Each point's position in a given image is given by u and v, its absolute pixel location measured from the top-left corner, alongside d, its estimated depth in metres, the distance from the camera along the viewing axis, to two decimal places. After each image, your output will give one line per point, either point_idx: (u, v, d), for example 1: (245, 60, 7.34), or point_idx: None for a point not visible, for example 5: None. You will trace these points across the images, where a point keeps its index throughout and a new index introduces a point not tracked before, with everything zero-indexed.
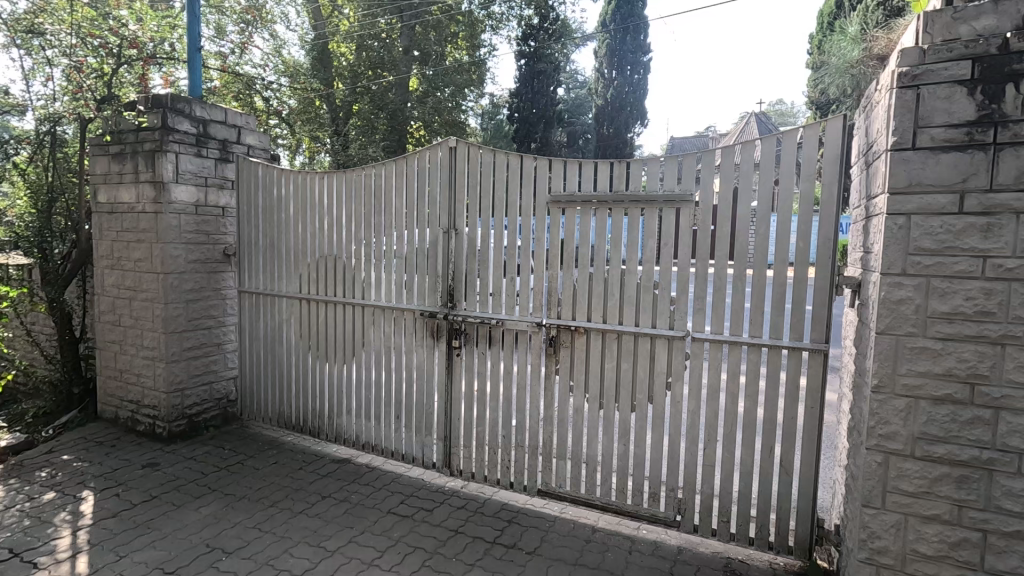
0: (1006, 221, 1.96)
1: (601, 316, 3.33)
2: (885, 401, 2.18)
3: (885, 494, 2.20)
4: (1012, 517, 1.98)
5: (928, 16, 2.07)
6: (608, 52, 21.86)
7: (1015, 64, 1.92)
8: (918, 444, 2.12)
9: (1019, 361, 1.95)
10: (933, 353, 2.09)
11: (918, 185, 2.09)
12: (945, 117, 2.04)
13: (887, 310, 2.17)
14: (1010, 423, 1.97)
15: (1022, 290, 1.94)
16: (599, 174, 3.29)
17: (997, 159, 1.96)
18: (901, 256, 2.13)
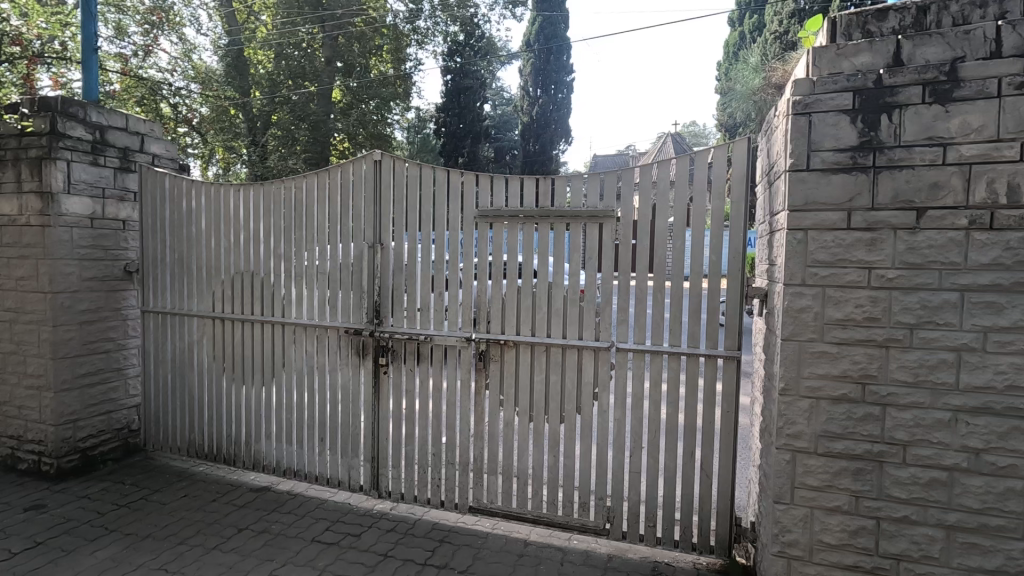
0: (886, 236, 2.18)
1: (529, 330, 3.37)
2: (791, 402, 2.35)
3: (794, 490, 2.35)
4: (900, 504, 2.19)
5: (816, 51, 2.29)
6: (533, 71, 22.46)
7: (888, 97, 2.16)
8: (820, 441, 2.30)
9: (901, 362, 2.17)
10: (830, 356, 2.27)
11: (813, 203, 2.29)
12: (834, 142, 2.25)
13: (790, 318, 2.34)
14: (896, 418, 2.18)
15: (900, 298, 2.17)
16: (525, 190, 3.35)
17: (877, 181, 2.19)
18: (801, 267, 2.32)
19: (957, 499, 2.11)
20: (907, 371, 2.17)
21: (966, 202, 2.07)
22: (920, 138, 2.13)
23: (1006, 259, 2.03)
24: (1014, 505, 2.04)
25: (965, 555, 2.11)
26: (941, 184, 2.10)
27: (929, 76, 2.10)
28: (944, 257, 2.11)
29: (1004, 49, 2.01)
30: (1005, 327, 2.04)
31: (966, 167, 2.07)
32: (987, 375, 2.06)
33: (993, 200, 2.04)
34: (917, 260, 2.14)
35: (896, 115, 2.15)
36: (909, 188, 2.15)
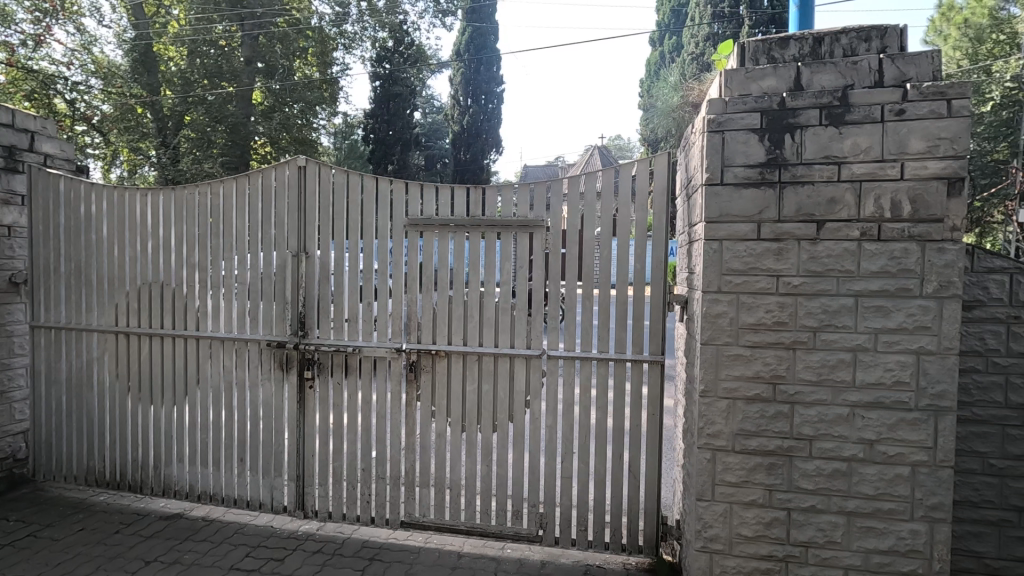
0: (791, 246, 2.36)
1: (461, 339, 3.35)
2: (711, 403, 2.47)
3: (714, 487, 2.47)
4: (807, 494, 2.36)
5: (727, 73, 2.45)
6: (463, 80, 22.54)
7: (791, 118, 2.35)
8: (737, 439, 2.44)
9: (806, 362, 2.35)
10: (744, 358, 2.42)
11: (727, 215, 2.44)
12: (744, 158, 2.41)
13: (708, 323, 2.47)
14: (803, 414, 2.35)
15: (804, 303, 2.35)
16: (455, 199, 3.34)
17: (782, 195, 2.37)
18: (717, 275, 2.45)
19: (856, 487, 2.30)
20: (811, 370, 2.34)
21: (858, 216, 2.29)
22: (818, 157, 2.32)
23: (892, 267, 2.26)
24: (902, 490, 2.26)
25: (863, 538, 2.30)
26: (836, 199, 2.31)
27: (825, 100, 2.30)
28: (840, 265, 2.31)
29: (885, 79, 2.26)
30: (892, 329, 2.26)
31: (857, 184, 2.29)
32: (878, 373, 2.27)
33: (880, 214, 2.26)
34: (818, 268, 2.33)
35: (797, 135, 2.34)
36: (810, 202, 2.34)
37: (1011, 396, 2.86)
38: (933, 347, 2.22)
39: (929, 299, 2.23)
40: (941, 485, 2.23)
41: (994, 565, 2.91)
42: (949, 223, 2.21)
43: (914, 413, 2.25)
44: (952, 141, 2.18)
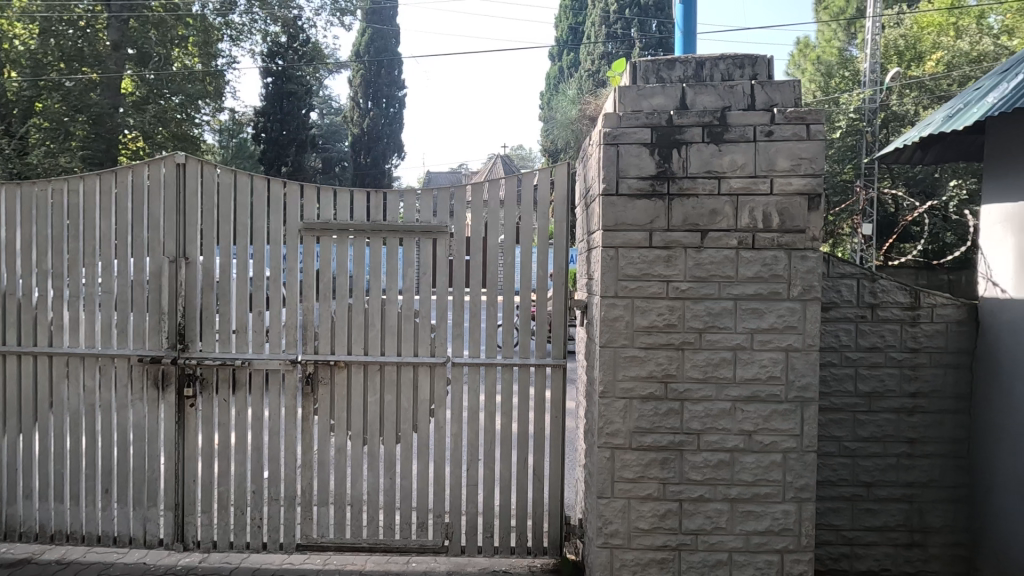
0: (679, 253, 2.53)
1: (362, 348, 3.22)
2: (610, 403, 2.57)
3: (614, 484, 2.57)
4: (696, 485, 2.53)
5: (621, 90, 2.58)
6: (363, 82, 21.92)
7: (677, 135, 2.52)
8: (634, 437, 2.56)
9: (693, 362, 2.53)
10: (639, 359, 2.55)
11: (622, 223, 2.56)
12: (637, 171, 2.54)
13: (606, 327, 2.57)
14: (692, 410, 2.53)
15: (691, 307, 2.53)
16: (355, 203, 3.22)
17: (671, 206, 2.53)
18: (614, 281, 2.57)
19: (737, 475, 2.51)
20: (698, 369, 2.52)
21: (736, 226, 2.51)
22: (701, 171, 2.52)
23: (764, 273, 2.49)
24: (776, 474, 2.50)
25: (744, 522, 2.51)
26: (717, 211, 2.51)
27: (706, 120, 2.50)
28: (721, 271, 2.51)
29: (757, 103, 2.50)
30: (765, 329, 2.50)
31: (734, 197, 2.51)
32: (754, 369, 2.50)
33: (754, 225, 2.50)
34: (702, 274, 2.52)
35: (683, 151, 2.52)
36: (695, 213, 2.52)
37: (860, 385, 3.28)
38: (799, 344, 2.49)
39: (795, 301, 2.49)
40: (806, 468, 2.49)
41: (848, 535, 3.31)
42: (809, 234, 2.48)
43: (785, 404, 2.49)
44: (811, 161, 2.47)
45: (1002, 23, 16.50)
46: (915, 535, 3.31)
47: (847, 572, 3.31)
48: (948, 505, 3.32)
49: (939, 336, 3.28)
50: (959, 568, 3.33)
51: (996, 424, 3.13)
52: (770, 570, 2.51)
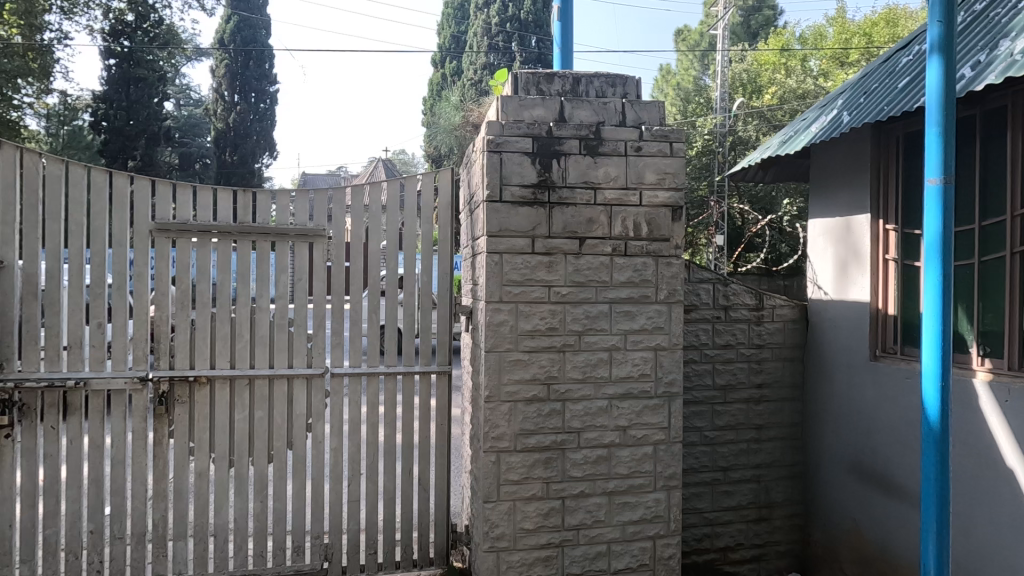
0: (559, 259, 2.63)
1: (227, 362, 2.94)
2: (495, 407, 2.59)
3: (500, 487, 2.59)
4: (577, 481, 2.63)
5: (504, 99, 2.63)
6: (228, 73, 20.21)
7: (556, 146, 2.63)
8: (518, 439, 2.60)
9: (573, 363, 2.63)
10: (523, 362, 2.61)
11: (505, 230, 2.60)
12: (520, 179, 2.61)
13: (491, 331, 2.59)
14: (572, 410, 2.63)
15: (570, 311, 2.64)
16: (219, 203, 2.94)
17: (551, 214, 2.63)
18: (498, 286, 2.60)
19: (614, 469, 2.65)
20: (578, 369, 2.64)
21: (610, 234, 2.66)
22: (579, 182, 2.64)
23: (635, 278, 2.68)
24: (648, 465, 2.68)
25: (620, 513, 2.66)
26: (594, 220, 2.65)
27: (583, 133, 2.64)
28: (598, 277, 2.65)
29: (627, 120, 2.69)
30: (637, 330, 2.68)
31: (609, 207, 2.66)
32: (628, 368, 2.67)
33: (626, 233, 2.67)
34: (581, 279, 2.64)
35: (562, 161, 2.63)
36: (573, 221, 2.64)
37: (716, 380, 3.64)
38: (665, 343, 2.70)
39: (662, 303, 2.71)
40: (673, 458, 2.70)
41: (709, 516, 3.64)
42: (674, 242, 2.71)
43: (655, 399, 2.69)
44: (674, 176, 2.70)
45: (819, 66, 19.41)
46: (762, 510, 3.74)
47: (709, 550, 3.64)
48: (787, 481, 3.79)
49: (778, 333, 3.75)
50: (796, 535, 3.81)
51: (822, 408, 3.64)
52: (643, 556, 2.68)
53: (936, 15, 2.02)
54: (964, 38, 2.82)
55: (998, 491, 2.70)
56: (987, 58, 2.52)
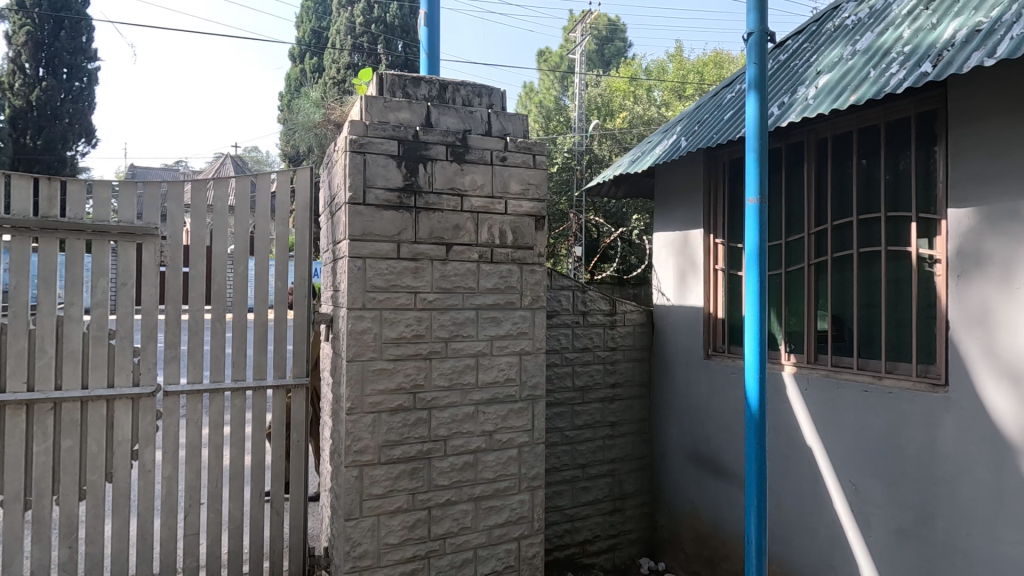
0: (426, 265, 2.60)
1: (24, 384, 2.44)
2: (357, 419, 2.47)
3: (362, 503, 2.47)
4: (443, 489, 2.60)
5: (368, 99, 2.55)
6: (30, 42, 17.07)
7: (422, 151, 2.60)
8: (382, 451, 2.50)
9: (440, 370, 2.61)
10: (388, 371, 2.52)
11: (369, 234, 2.50)
12: (384, 182, 2.53)
13: (353, 340, 2.47)
14: (438, 417, 2.60)
15: (437, 317, 2.61)
16: (13, 193, 2.44)
17: (417, 219, 2.59)
18: (361, 292, 2.49)
19: (480, 473, 2.67)
20: (444, 376, 2.61)
21: (476, 241, 2.69)
22: (446, 188, 2.63)
23: (501, 285, 2.74)
24: (513, 468, 2.74)
25: (486, 517, 2.68)
26: (460, 226, 2.66)
27: (449, 139, 2.64)
28: (464, 283, 2.66)
29: (493, 130, 2.75)
30: (502, 335, 2.73)
31: (475, 214, 2.69)
32: (494, 373, 2.71)
33: (492, 240, 2.72)
34: (448, 285, 2.63)
35: (428, 166, 2.60)
36: (439, 227, 2.62)
37: (576, 381, 3.84)
38: (529, 347, 2.79)
39: (526, 309, 2.80)
40: (537, 459, 2.80)
41: (570, 512, 3.82)
42: (536, 250, 2.82)
43: (519, 403, 2.76)
44: (537, 187, 2.82)
45: (661, 97, 21.60)
46: (616, 501, 4.02)
47: (569, 545, 3.81)
48: (637, 473, 4.12)
49: (629, 336, 4.07)
50: (645, 522, 4.15)
51: (666, 403, 4.02)
52: (509, 558, 2.73)
53: (753, 58, 2.35)
54: (772, 82, 3.32)
55: (801, 466, 3.19)
56: (789, 100, 2.99)
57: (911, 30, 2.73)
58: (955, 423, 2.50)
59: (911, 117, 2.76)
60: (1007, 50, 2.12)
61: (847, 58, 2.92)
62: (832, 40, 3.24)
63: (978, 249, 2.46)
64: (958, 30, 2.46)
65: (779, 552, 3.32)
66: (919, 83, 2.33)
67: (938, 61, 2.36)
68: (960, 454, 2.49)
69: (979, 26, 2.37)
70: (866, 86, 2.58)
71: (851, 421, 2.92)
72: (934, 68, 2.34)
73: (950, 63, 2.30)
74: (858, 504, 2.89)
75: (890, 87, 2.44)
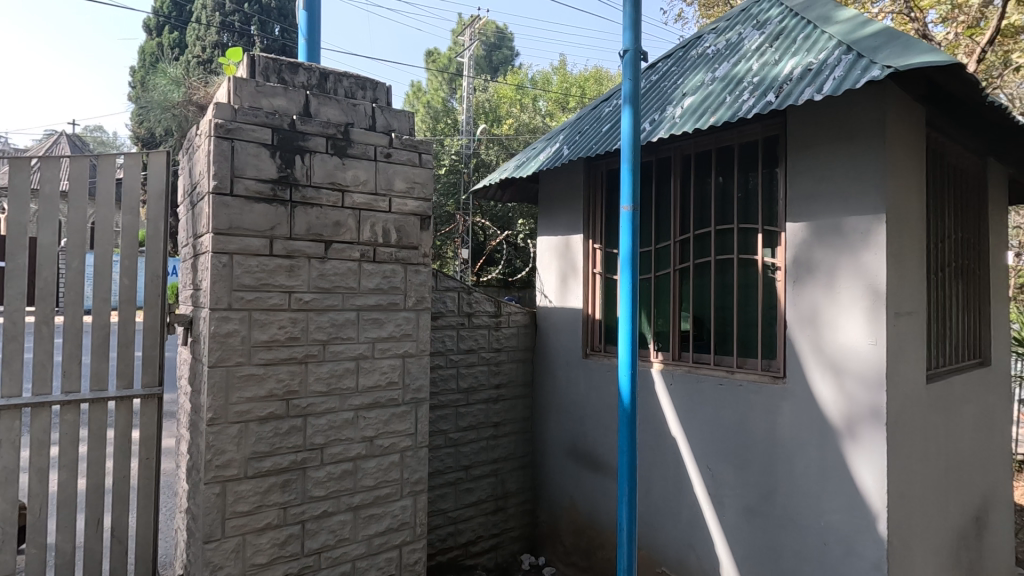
0: (302, 263, 2.44)
1: None
2: (220, 431, 2.25)
3: (224, 522, 2.25)
4: (318, 501, 2.45)
5: (237, 81, 2.34)
6: None
7: (300, 141, 2.44)
8: (249, 464, 2.30)
9: (317, 375, 2.46)
10: (257, 377, 2.33)
11: (237, 227, 2.30)
12: (255, 172, 2.34)
13: (217, 344, 2.25)
14: (314, 425, 2.45)
15: (314, 318, 2.46)
16: None
17: (293, 214, 2.42)
18: (226, 291, 2.28)
19: (360, 482, 2.56)
20: (321, 382, 2.47)
21: (358, 239, 2.58)
22: (325, 182, 2.50)
23: (384, 285, 2.65)
24: (394, 474, 2.66)
25: (366, 526, 2.58)
26: (341, 223, 2.54)
27: (330, 132, 2.51)
28: (345, 283, 2.54)
29: (377, 125, 2.66)
30: (385, 337, 2.65)
31: (357, 211, 2.58)
32: (375, 377, 2.61)
33: (375, 239, 2.62)
34: (326, 285, 2.50)
35: (306, 158, 2.45)
36: (318, 223, 2.48)
37: (460, 383, 3.83)
38: (413, 350, 2.73)
39: (411, 310, 2.74)
40: (420, 463, 2.74)
41: (453, 515, 3.80)
42: (421, 251, 2.78)
43: (402, 406, 2.69)
44: (423, 186, 2.77)
45: (546, 107, 22.43)
46: (499, 501, 4.07)
47: (452, 547, 3.79)
48: (519, 471, 4.21)
49: (513, 337, 4.15)
50: (526, 519, 4.25)
51: (547, 401, 4.16)
52: (389, 566, 2.64)
53: (629, 75, 2.51)
54: (645, 100, 3.58)
55: (666, 455, 3.46)
56: (659, 118, 3.24)
57: (759, 63, 3.09)
58: (791, 410, 2.87)
59: (758, 140, 3.13)
60: (832, 88, 2.48)
61: (707, 84, 3.24)
62: (695, 66, 3.57)
63: (809, 259, 2.85)
64: (794, 67, 2.84)
65: (648, 536, 3.57)
66: (765, 111, 2.64)
67: (780, 93, 2.70)
68: (794, 437, 2.85)
69: (811, 66, 2.75)
70: (723, 110, 2.87)
71: (708, 412, 3.22)
72: (776, 99, 2.67)
73: (789, 95, 2.64)
74: (714, 487, 3.20)
75: (743, 112, 2.74)
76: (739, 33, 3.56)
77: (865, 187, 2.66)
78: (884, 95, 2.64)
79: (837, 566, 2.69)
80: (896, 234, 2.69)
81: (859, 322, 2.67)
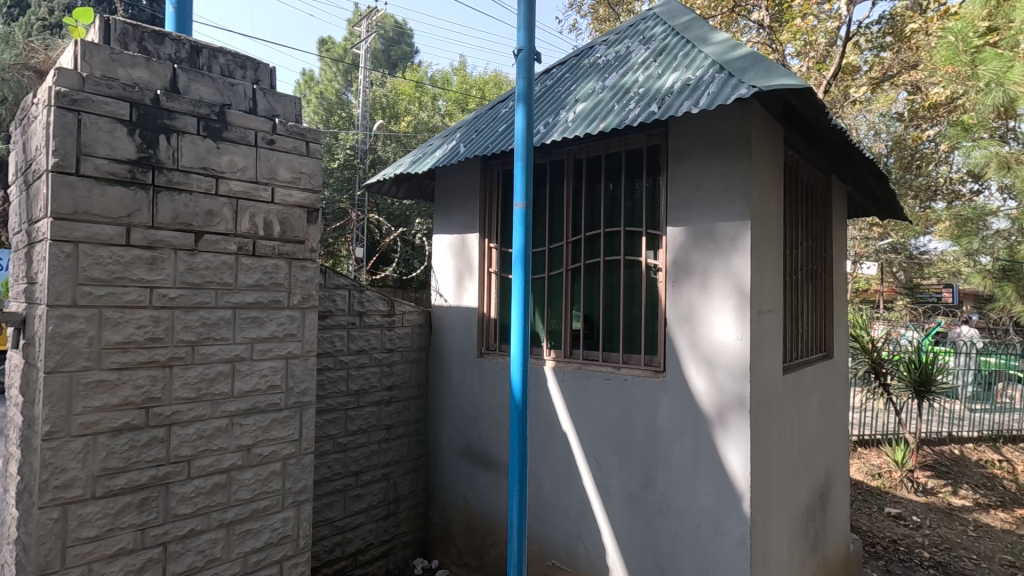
0: (166, 255, 2.19)
1: None
2: (59, 447, 1.94)
3: (65, 551, 1.95)
4: (184, 520, 2.21)
5: (87, 45, 2.05)
6: None
7: (165, 120, 2.19)
8: (97, 482, 2.02)
9: (183, 380, 2.22)
10: (108, 384, 2.05)
11: (85, 213, 2.01)
12: (109, 150, 2.06)
13: (55, 346, 1.94)
14: (180, 435, 2.21)
15: (182, 317, 2.22)
16: None
17: (156, 200, 2.17)
18: (70, 286, 1.98)
19: (234, 495, 2.34)
20: (188, 387, 2.23)
21: (234, 231, 2.37)
22: (196, 167, 2.26)
23: (264, 281, 2.46)
24: (275, 484, 2.47)
25: (241, 543, 2.36)
26: (215, 212, 2.31)
27: (202, 111, 2.28)
28: (218, 278, 2.32)
29: (258, 109, 2.46)
30: (265, 337, 2.45)
31: (234, 200, 2.37)
32: (254, 380, 2.41)
33: (254, 231, 2.42)
34: (196, 280, 2.26)
35: (173, 139, 2.21)
36: (187, 212, 2.24)
37: (350, 385, 3.67)
38: (297, 351, 2.56)
39: (295, 309, 2.56)
40: (303, 470, 2.58)
41: (340, 524, 3.62)
42: (308, 245, 2.61)
43: (284, 411, 2.51)
44: (310, 177, 2.61)
45: (446, 106, 22.30)
46: (390, 506, 3.95)
47: (340, 558, 3.61)
48: (411, 474, 4.11)
49: (406, 337, 4.06)
50: (418, 522, 4.17)
51: (442, 401, 4.11)
52: None
53: (523, 75, 2.54)
54: (540, 104, 3.66)
55: (557, 450, 3.56)
56: (553, 121, 3.33)
57: (644, 75, 3.28)
58: (670, 402, 3.06)
59: (643, 149, 3.32)
60: (706, 102, 2.68)
61: (598, 92, 3.38)
62: (587, 74, 3.71)
63: (686, 261, 3.07)
64: (675, 81, 3.05)
65: (539, 530, 3.65)
66: (649, 120, 2.80)
67: (662, 104, 2.88)
68: (673, 427, 3.06)
69: (689, 81, 2.96)
70: (611, 117, 3.01)
71: (596, 407, 3.36)
72: (659, 110, 2.84)
73: (670, 107, 2.82)
74: (601, 478, 3.34)
75: (629, 120, 2.88)
76: (627, 46, 3.77)
77: (733, 196, 2.91)
78: (750, 113, 2.91)
79: (707, 544, 2.92)
80: (759, 239, 2.98)
81: (729, 319, 2.91)
